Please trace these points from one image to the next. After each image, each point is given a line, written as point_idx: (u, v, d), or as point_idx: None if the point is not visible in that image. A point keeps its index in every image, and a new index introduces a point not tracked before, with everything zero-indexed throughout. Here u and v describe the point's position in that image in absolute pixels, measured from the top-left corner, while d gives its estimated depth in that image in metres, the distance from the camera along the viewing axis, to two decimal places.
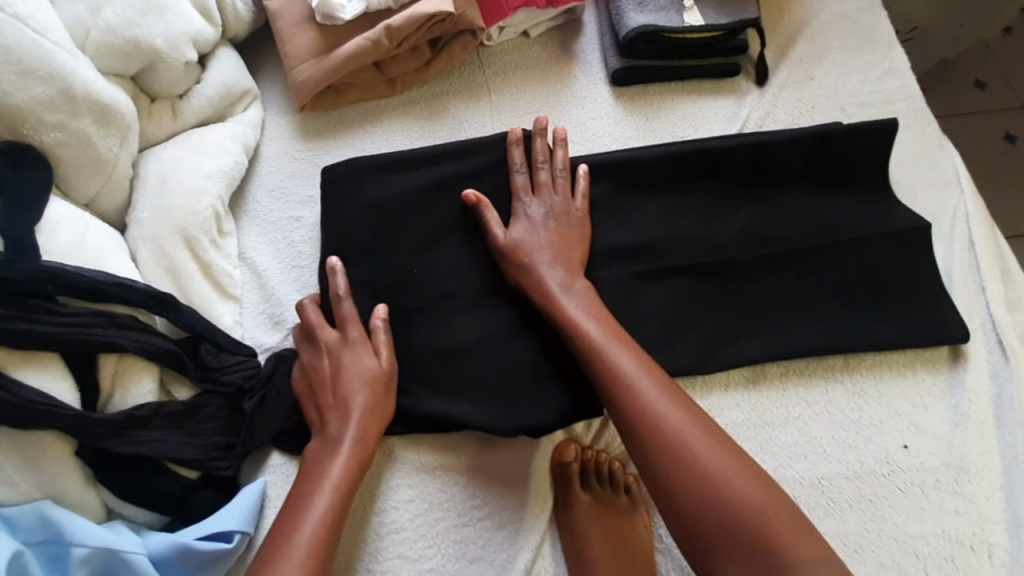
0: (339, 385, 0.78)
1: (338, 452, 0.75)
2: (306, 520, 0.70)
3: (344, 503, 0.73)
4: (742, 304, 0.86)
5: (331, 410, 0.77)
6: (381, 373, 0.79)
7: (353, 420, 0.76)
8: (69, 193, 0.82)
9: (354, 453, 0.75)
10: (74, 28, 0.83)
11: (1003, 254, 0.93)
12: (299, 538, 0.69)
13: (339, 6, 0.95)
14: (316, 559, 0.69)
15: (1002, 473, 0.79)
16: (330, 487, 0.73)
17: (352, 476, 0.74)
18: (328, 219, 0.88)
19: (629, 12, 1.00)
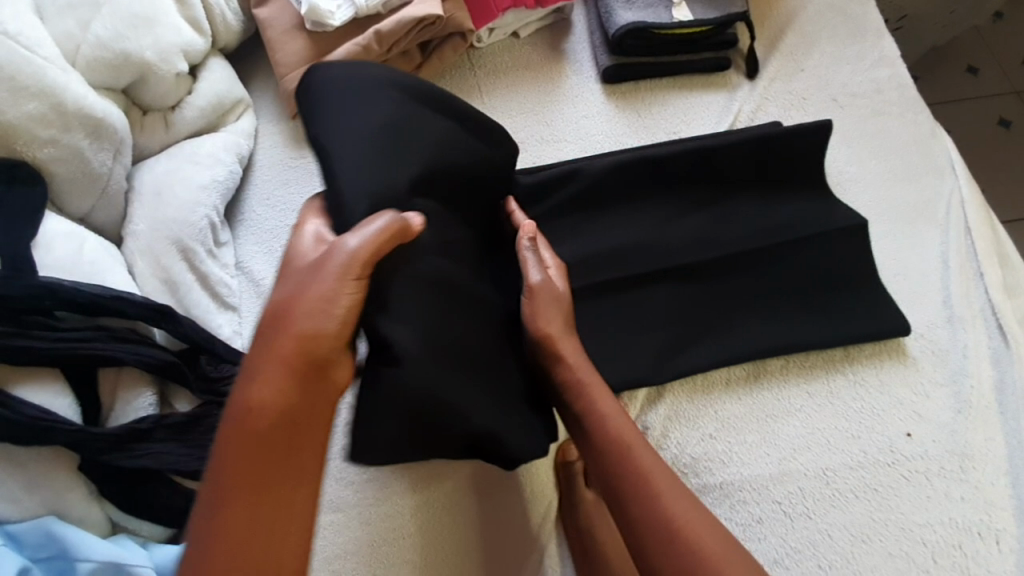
0: (274, 314, 0.60)
1: (258, 390, 0.57)
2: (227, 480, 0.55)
3: (278, 449, 0.56)
4: (737, 295, 0.86)
5: (257, 358, 0.58)
6: (348, 268, 0.60)
7: (269, 377, 0.57)
8: (64, 208, 0.83)
9: (264, 419, 0.56)
10: (65, 44, 0.84)
11: (1000, 240, 0.93)
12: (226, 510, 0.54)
13: (328, 13, 0.95)
14: (250, 542, 0.53)
15: (1009, 459, 0.79)
16: (234, 472, 0.55)
17: (261, 453, 0.55)
18: (330, 131, 0.68)
19: (617, 9, 1.01)
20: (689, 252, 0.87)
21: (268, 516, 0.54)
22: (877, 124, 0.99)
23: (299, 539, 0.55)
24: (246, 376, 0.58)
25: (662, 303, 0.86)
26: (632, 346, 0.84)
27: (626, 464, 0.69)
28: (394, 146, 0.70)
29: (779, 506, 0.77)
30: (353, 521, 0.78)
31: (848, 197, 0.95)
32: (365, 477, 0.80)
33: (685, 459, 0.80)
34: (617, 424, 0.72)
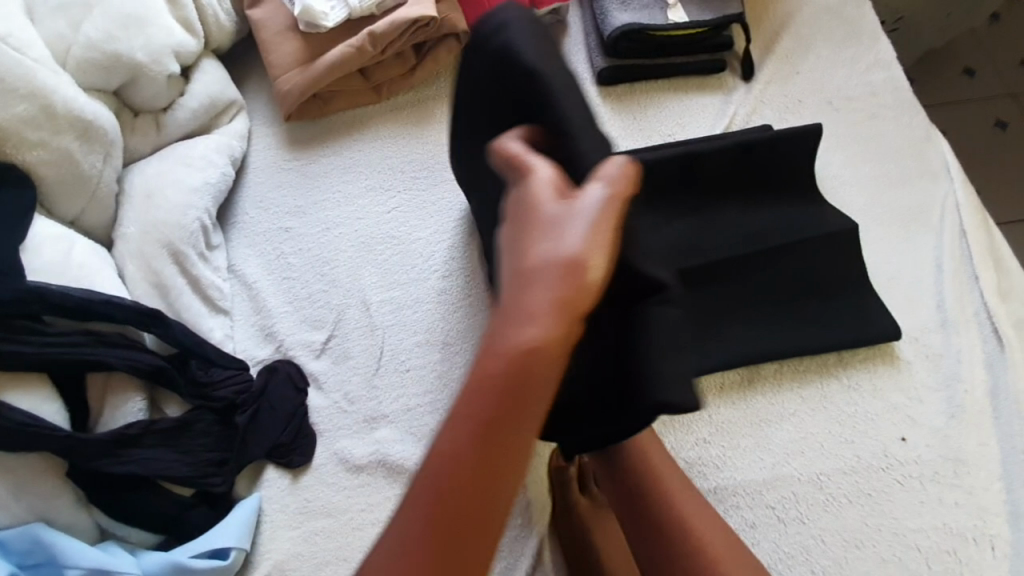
0: (519, 265, 0.51)
1: (516, 341, 0.49)
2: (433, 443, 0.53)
3: (491, 410, 0.51)
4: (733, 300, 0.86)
5: (464, 318, 0.50)
6: (594, 221, 0.51)
7: (542, 325, 0.49)
8: (54, 211, 0.82)
9: (485, 395, 0.50)
10: (55, 45, 0.83)
11: (995, 244, 0.93)
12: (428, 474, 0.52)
13: (322, 14, 0.94)
14: (449, 510, 0.52)
15: (1003, 464, 0.79)
16: (454, 446, 0.52)
17: (486, 430, 0.51)
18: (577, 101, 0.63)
19: (612, 11, 1.00)
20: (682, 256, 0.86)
21: (479, 479, 0.51)
22: (872, 127, 0.99)
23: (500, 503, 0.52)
24: (499, 335, 0.50)
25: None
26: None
27: (636, 467, 0.72)
28: None
29: (773, 510, 0.77)
30: (345, 527, 0.77)
31: (843, 200, 0.95)
32: (358, 482, 0.79)
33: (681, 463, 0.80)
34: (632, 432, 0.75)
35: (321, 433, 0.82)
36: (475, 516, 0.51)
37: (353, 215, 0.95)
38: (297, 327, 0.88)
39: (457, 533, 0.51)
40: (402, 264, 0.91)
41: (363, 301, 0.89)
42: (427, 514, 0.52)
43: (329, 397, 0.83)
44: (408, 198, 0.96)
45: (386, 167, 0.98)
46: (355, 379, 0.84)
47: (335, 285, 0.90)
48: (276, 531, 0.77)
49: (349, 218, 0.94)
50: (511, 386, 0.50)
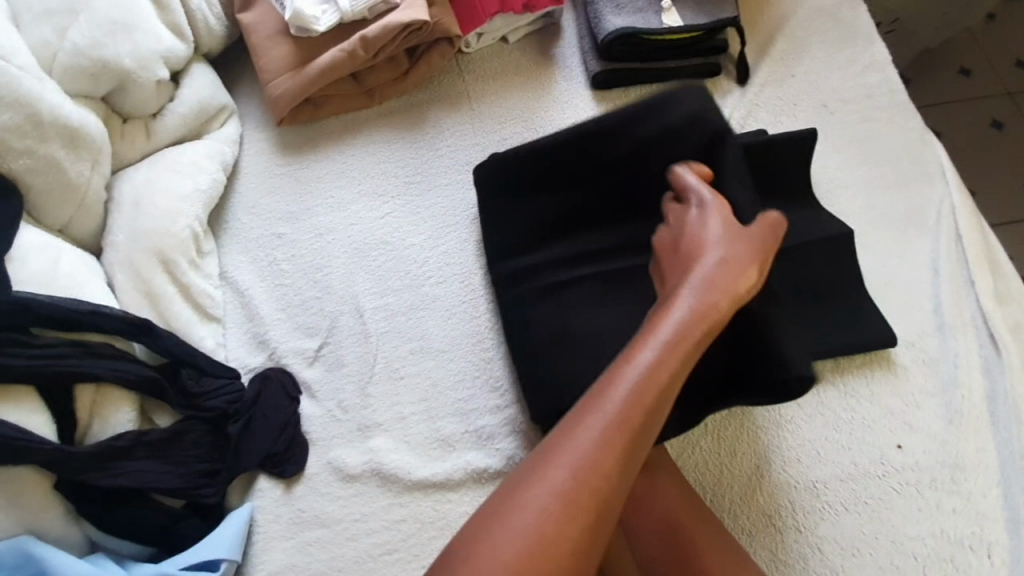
0: (698, 252, 0.67)
1: (680, 305, 0.63)
2: (634, 368, 0.59)
3: (676, 361, 0.60)
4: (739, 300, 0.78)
5: (712, 282, 0.64)
6: (748, 243, 0.68)
7: (708, 293, 0.63)
8: (41, 220, 0.81)
9: (676, 342, 0.60)
10: (41, 52, 0.82)
11: (991, 247, 0.93)
12: (610, 400, 0.57)
13: (312, 18, 0.93)
14: (625, 434, 0.56)
15: (1000, 470, 0.78)
16: (630, 374, 0.58)
17: (664, 365, 0.59)
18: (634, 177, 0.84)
19: (606, 14, 0.99)
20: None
21: (647, 409, 0.57)
22: (867, 130, 0.99)
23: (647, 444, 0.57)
24: (672, 299, 0.64)
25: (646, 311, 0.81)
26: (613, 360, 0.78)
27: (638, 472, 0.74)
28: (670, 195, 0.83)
29: (771, 518, 0.77)
30: (339, 538, 0.76)
31: (838, 204, 0.94)
32: (352, 491, 0.78)
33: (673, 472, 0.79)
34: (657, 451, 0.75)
35: (315, 442, 0.81)
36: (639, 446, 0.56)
37: (347, 220, 0.94)
38: (289, 334, 0.87)
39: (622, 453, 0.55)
40: (397, 269, 0.91)
41: (358, 307, 0.88)
42: (612, 431, 0.55)
43: (322, 405, 0.83)
44: (402, 203, 0.95)
45: (380, 172, 0.97)
46: (348, 386, 0.84)
47: (328, 291, 0.89)
48: (269, 542, 0.76)
49: (343, 223, 0.94)
50: (691, 337, 0.61)
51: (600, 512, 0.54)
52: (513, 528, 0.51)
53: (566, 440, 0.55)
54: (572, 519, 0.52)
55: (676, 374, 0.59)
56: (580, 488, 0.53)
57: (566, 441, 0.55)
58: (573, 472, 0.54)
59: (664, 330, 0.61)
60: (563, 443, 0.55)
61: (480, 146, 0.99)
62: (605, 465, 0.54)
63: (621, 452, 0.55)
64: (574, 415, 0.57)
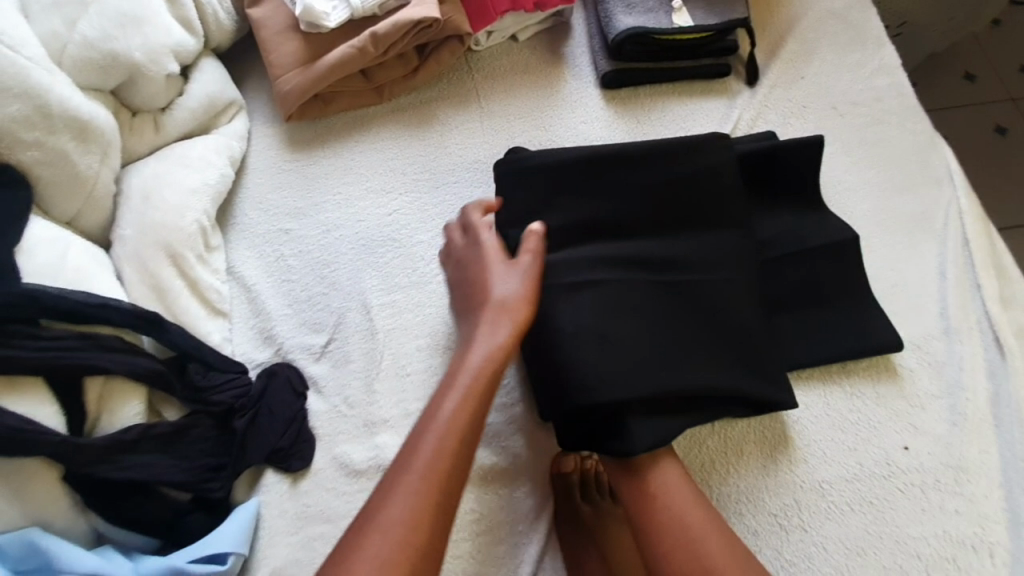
0: (487, 283, 0.74)
1: (475, 350, 0.69)
2: (430, 426, 0.64)
3: (474, 409, 0.66)
4: (743, 314, 0.79)
5: (507, 306, 0.71)
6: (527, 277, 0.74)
7: (500, 330, 0.70)
8: (50, 212, 0.81)
9: (485, 365, 0.68)
10: (51, 44, 0.82)
11: (997, 252, 0.93)
12: (415, 466, 0.62)
13: (322, 14, 0.93)
14: (431, 493, 0.61)
15: (1003, 473, 0.78)
16: (443, 408, 0.65)
17: (474, 392, 0.66)
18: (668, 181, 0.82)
19: (617, 14, 0.99)
20: (694, 268, 0.80)
21: (454, 463, 0.63)
22: (875, 133, 0.99)
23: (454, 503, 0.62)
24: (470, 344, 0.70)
25: (659, 308, 0.77)
26: (634, 364, 0.74)
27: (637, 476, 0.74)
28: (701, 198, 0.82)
29: (775, 517, 0.77)
30: None
31: (846, 206, 0.94)
32: (358, 487, 0.78)
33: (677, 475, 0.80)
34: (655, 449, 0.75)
35: (321, 437, 0.81)
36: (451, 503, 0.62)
37: (354, 216, 0.94)
38: (296, 330, 0.87)
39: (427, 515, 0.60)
40: (404, 267, 0.91)
41: (364, 305, 0.88)
42: (422, 489, 0.61)
43: (328, 401, 0.83)
44: (409, 200, 0.95)
45: (388, 169, 0.97)
46: (355, 382, 0.84)
47: (335, 288, 0.89)
48: (275, 536, 0.76)
49: (348, 219, 0.94)
50: (486, 372, 0.68)
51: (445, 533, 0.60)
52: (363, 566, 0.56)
53: (384, 494, 0.60)
54: (413, 550, 0.58)
55: (486, 394, 0.67)
56: (411, 523, 0.59)
57: (385, 489, 0.61)
58: (400, 520, 0.58)
59: (466, 358, 0.69)
60: (385, 496, 0.60)
61: (489, 145, 0.98)
62: (423, 504, 0.60)
63: (432, 512, 0.60)
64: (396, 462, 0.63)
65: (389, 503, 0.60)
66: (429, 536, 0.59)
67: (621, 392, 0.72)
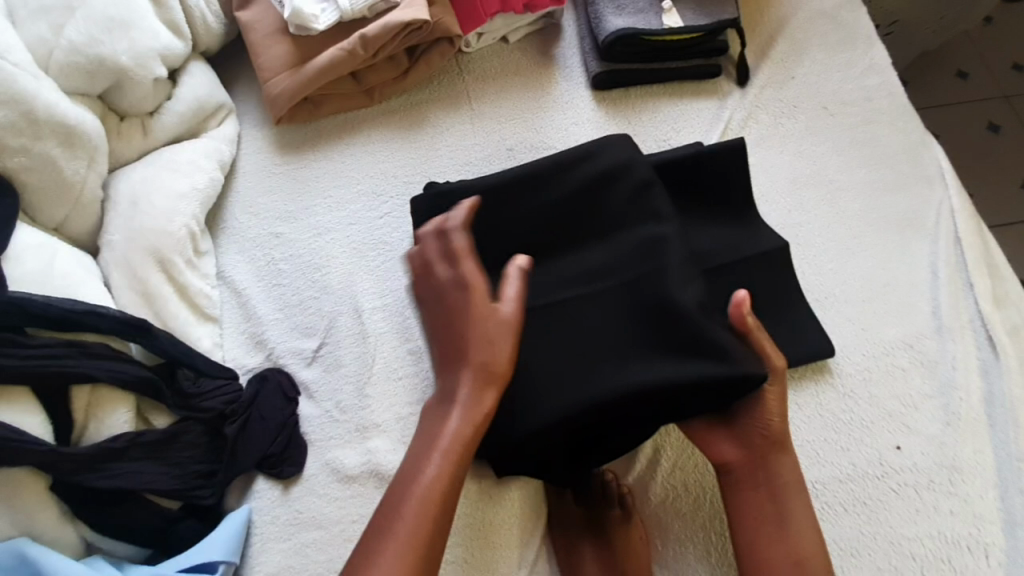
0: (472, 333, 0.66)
1: (454, 413, 0.65)
2: (411, 494, 0.63)
3: (456, 472, 0.64)
4: (670, 317, 0.73)
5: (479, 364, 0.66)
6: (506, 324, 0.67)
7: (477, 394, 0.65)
8: (37, 219, 0.80)
9: (466, 422, 0.65)
10: (37, 49, 0.81)
11: (989, 250, 0.93)
12: (393, 535, 0.61)
13: (311, 16, 0.93)
14: (411, 564, 0.60)
15: (997, 471, 0.78)
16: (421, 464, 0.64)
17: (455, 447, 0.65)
18: (604, 186, 0.82)
19: (607, 15, 0.99)
20: (614, 272, 0.77)
21: (433, 533, 0.62)
22: (866, 132, 0.99)
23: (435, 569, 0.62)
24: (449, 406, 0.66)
25: (609, 317, 0.75)
26: (560, 387, 0.73)
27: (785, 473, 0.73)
28: (640, 196, 0.80)
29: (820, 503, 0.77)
30: (337, 539, 0.75)
31: (837, 205, 0.94)
32: (349, 494, 0.78)
33: (675, 474, 0.80)
34: (750, 446, 0.74)
35: (312, 442, 0.81)
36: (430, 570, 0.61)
37: (346, 219, 0.93)
38: (287, 335, 0.86)
39: None
40: (394, 270, 0.90)
41: (356, 309, 0.87)
42: (406, 558, 0.60)
43: (320, 406, 0.82)
44: (400, 202, 0.94)
45: (379, 172, 0.96)
46: (347, 387, 0.83)
47: (326, 291, 0.89)
48: (266, 543, 0.76)
49: (340, 222, 0.93)
50: (468, 432, 0.65)
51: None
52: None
53: (372, 554, 0.60)
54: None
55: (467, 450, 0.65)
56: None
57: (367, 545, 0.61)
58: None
59: (453, 409, 0.65)
60: (359, 568, 0.60)
61: (481, 146, 0.98)
62: (411, 559, 0.60)
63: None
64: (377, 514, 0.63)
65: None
66: None
67: (543, 417, 0.72)
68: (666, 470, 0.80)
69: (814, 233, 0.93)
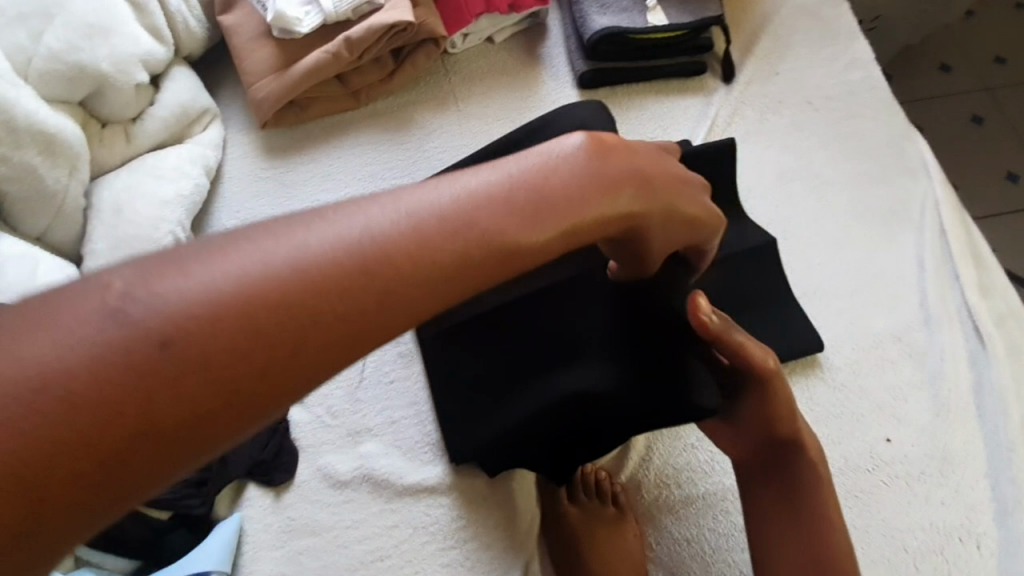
0: (546, 188, 0.49)
1: (440, 202, 0.46)
2: (317, 248, 0.42)
3: (369, 283, 0.41)
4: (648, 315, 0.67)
5: (514, 232, 0.47)
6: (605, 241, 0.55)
7: (473, 219, 0.46)
8: (18, 227, 0.80)
9: (433, 259, 0.44)
10: (15, 56, 0.80)
11: (974, 241, 0.94)
12: (250, 272, 0.39)
13: (295, 20, 0.92)
14: (223, 338, 0.37)
15: (987, 460, 0.79)
16: (283, 260, 0.40)
17: (348, 285, 0.41)
18: None
19: (592, 14, 0.99)
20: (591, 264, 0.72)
21: (284, 324, 0.39)
22: (852, 126, 0.99)
23: (233, 389, 0.37)
24: (444, 200, 0.46)
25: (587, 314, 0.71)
26: (532, 393, 0.71)
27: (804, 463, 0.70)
28: None
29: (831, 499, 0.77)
30: (330, 546, 0.75)
31: (824, 200, 0.95)
32: (342, 499, 0.77)
33: (669, 470, 0.80)
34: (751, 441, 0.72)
35: (304, 449, 0.80)
36: (234, 362, 0.37)
37: None
38: None
39: (197, 349, 0.37)
40: None
41: None
42: (235, 308, 0.38)
43: (312, 412, 0.82)
44: None
45: (366, 174, 0.96)
46: (338, 393, 0.83)
47: None
48: (258, 551, 0.75)
49: None
50: (430, 261, 0.44)
51: (167, 446, 0.36)
52: (33, 352, 0.34)
53: (225, 263, 0.39)
54: (111, 393, 0.34)
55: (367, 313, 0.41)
56: (116, 382, 0.35)
57: (120, 311, 0.36)
58: (207, 297, 0.38)
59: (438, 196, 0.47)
60: (208, 252, 0.40)
61: (469, 148, 0.98)
62: (247, 320, 0.38)
63: (207, 345, 0.37)
64: (160, 264, 0.39)
65: (192, 280, 0.38)
66: (162, 396, 0.35)
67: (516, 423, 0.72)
68: (659, 466, 0.80)
69: (801, 228, 0.93)
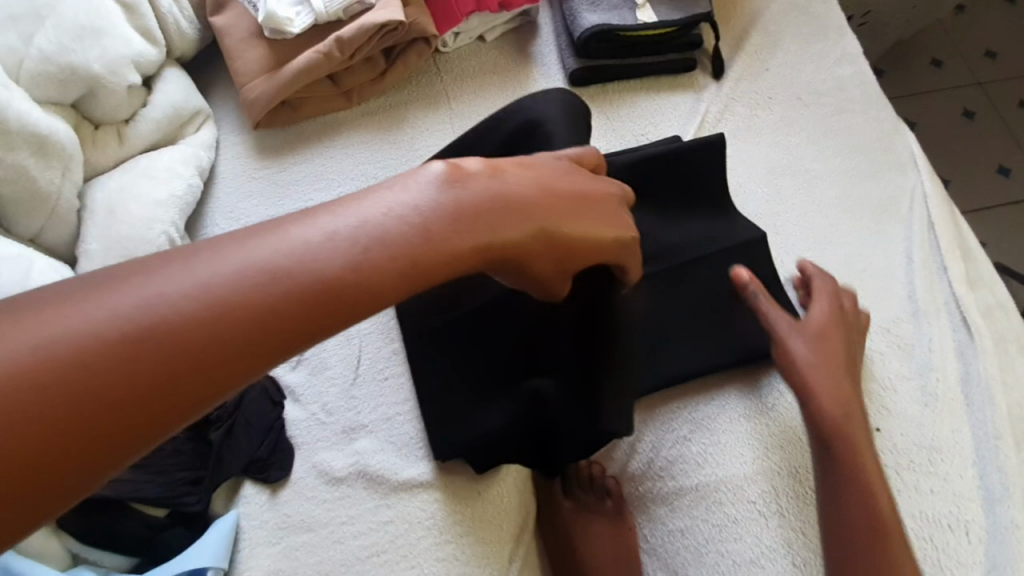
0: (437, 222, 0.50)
1: (349, 231, 0.48)
2: (227, 277, 0.44)
3: (274, 315, 0.44)
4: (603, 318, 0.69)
5: (422, 262, 0.49)
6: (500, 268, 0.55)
7: (378, 250, 0.47)
8: (12, 229, 0.80)
9: (337, 288, 0.46)
10: (6, 59, 0.80)
11: (961, 233, 0.95)
12: (160, 301, 0.41)
13: (287, 20, 0.93)
14: (130, 362, 0.40)
15: (974, 449, 0.80)
16: (198, 287, 0.43)
17: (244, 323, 0.43)
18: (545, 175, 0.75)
19: (582, 12, 1.00)
20: None
21: (192, 349, 0.41)
22: (840, 121, 1.00)
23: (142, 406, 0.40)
24: (347, 230, 0.47)
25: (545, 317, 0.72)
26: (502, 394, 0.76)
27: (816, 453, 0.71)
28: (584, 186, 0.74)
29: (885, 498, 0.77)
30: (326, 541, 0.75)
31: (814, 194, 0.96)
32: (339, 494, 0.78)
33: (662, 462, 0.81)
34: None
35: (300, 446, 0.80)
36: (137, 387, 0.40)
37: None
38: None
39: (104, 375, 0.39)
40: None
41: None
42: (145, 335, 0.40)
43: (307, 409, 0.82)
44: None
45: (359, 173, 0.97)
46: (333, 390, 0.83)
47: None
48: (255, 548, 0.75)
49: None
50: (333, 290, 0.46)
51: (72, 461, 0.38)
52: None
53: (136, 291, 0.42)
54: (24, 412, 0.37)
55: (237, 349, 0.43)
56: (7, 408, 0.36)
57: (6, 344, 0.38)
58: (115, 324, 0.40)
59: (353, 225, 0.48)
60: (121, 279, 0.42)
61: None
62: (155, 346, 0.40)
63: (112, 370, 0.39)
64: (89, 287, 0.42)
65: (100, 307, 0.40)
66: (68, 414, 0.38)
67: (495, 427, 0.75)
68: (651, 458, 0.81)
69: (791, 222, 0.94)
